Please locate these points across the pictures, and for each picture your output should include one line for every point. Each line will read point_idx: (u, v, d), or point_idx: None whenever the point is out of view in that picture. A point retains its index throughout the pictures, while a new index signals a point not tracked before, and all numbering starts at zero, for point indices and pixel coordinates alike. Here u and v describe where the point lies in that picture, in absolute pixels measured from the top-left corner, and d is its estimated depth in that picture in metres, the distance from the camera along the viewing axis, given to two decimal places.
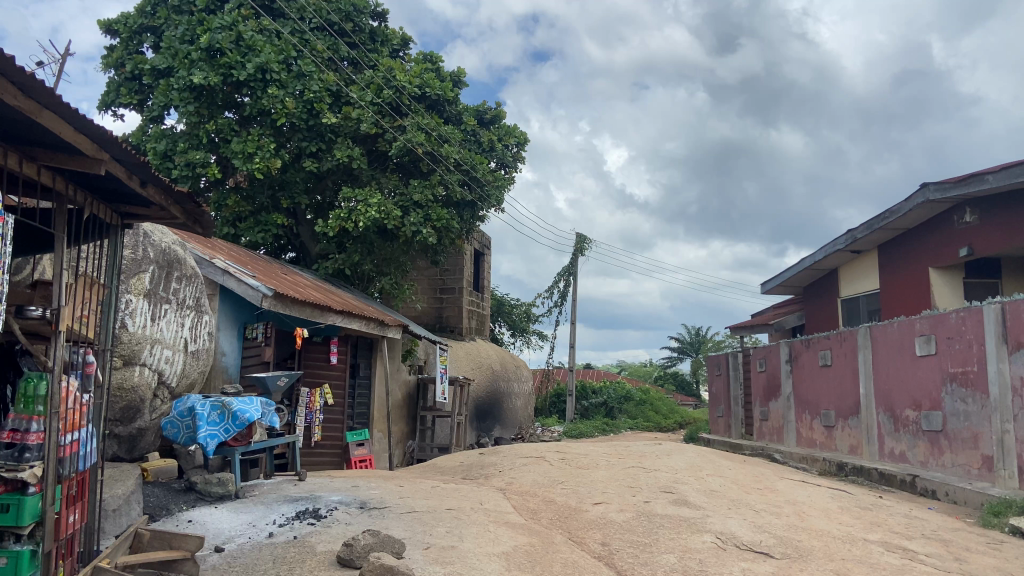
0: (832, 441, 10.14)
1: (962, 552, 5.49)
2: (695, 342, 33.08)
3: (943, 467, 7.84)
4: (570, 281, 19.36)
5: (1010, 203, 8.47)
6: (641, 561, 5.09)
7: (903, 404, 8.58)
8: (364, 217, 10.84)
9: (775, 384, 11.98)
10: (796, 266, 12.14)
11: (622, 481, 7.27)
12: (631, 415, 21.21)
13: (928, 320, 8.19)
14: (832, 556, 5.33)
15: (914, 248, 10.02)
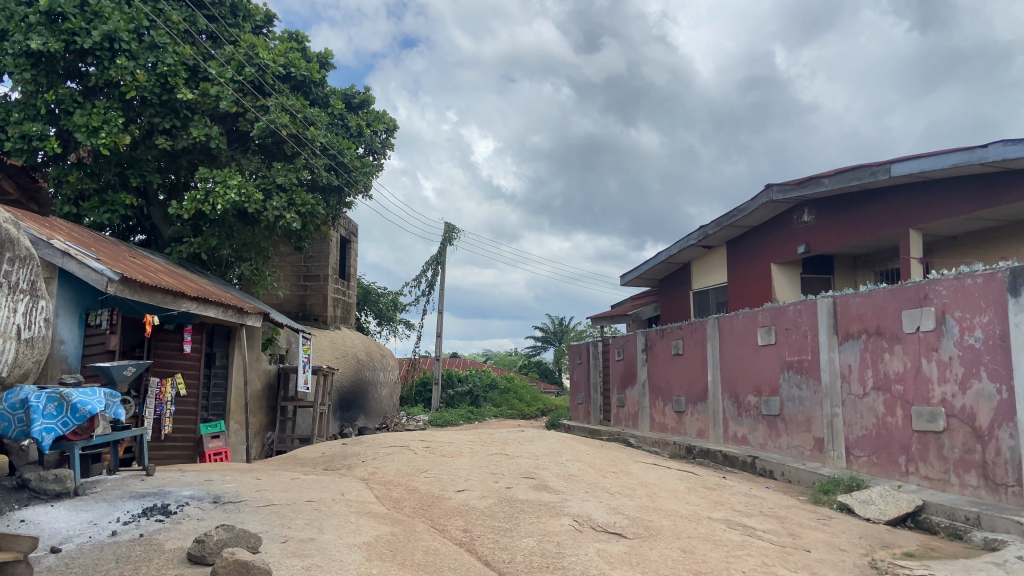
0: (682, 426, 10.75)
1: (795, 527, 5.99)
2: (559, 332, 33.99)
3: (780, 448, 8.52)
4: (438, 269, 19.35)
5: (841, 206, 9.27)
6: (501, 546, 5.22)
7: (746, 390, 9.23)
8: (223, 199, 10.33)
9: (631, 372, 12.56)
10: (653, 259, 12.70)
11: (485, 468, 7.40)
12: (495, 403, 21.56)
13: (769, 312, 8.83)
14: (680, 534, 5.68)
15: (759, 245, 10.76)
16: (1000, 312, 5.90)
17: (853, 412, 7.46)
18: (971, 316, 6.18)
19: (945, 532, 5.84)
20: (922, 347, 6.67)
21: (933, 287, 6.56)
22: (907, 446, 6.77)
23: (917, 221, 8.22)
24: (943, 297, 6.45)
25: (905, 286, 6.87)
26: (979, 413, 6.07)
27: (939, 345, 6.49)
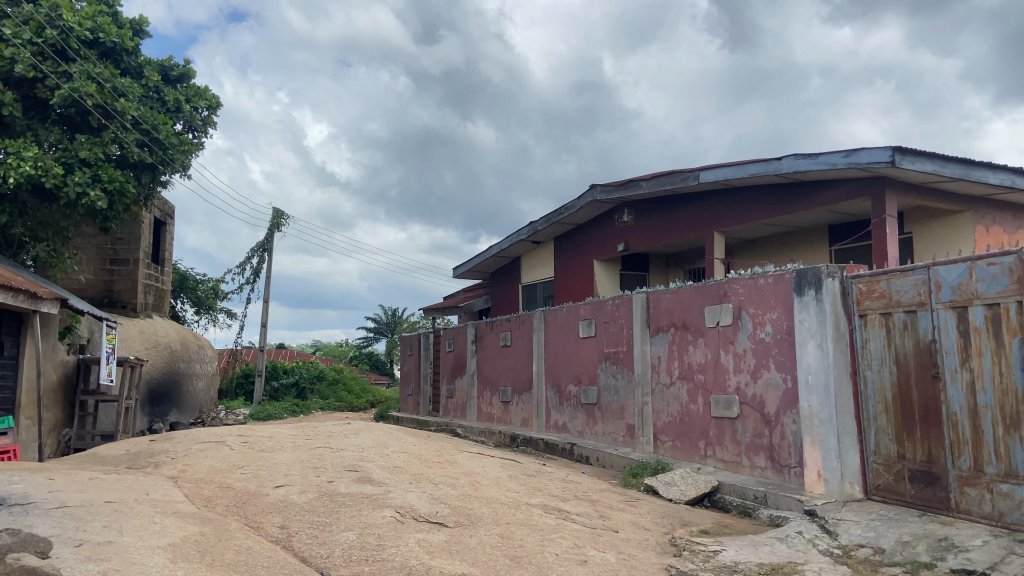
0: (507, 415, 11.02)
1: (605, 510, 6.31)
2: (391, 323, 33.74)
3: (596, 435, 8.95)
4: (264, 257, 18.56)
5: (657, 208, 9.86)
6: (319, 541, 5.10)
7: (567, 380, 9.61)
8: (15, 172, 9.31)
9: (460, 363, 12.69)
10: (484, 253, 12.90)
11: (306, 462, 7.20)
12: (323, 396, 21.06)
13: (590, 306, 9.24)
14: (499, 520, 5.82)
15: (583, 242, 11.22)
16: (786, 309, 6.53)
17: (661, 400, 7.98)
18: (762, 312, 6.79)
19: (736, 509, 6.40)
20: (721, 340, 7.25)
21: (732, 285, 7.14)
22: (706, 432, 7.35)
23: (722, 225, 8.91)
24: (739, 295, 7.04)
25: (708, 283, 7.43)
26: (767, 400, 6.69)
27: (735, 338, 7.09)
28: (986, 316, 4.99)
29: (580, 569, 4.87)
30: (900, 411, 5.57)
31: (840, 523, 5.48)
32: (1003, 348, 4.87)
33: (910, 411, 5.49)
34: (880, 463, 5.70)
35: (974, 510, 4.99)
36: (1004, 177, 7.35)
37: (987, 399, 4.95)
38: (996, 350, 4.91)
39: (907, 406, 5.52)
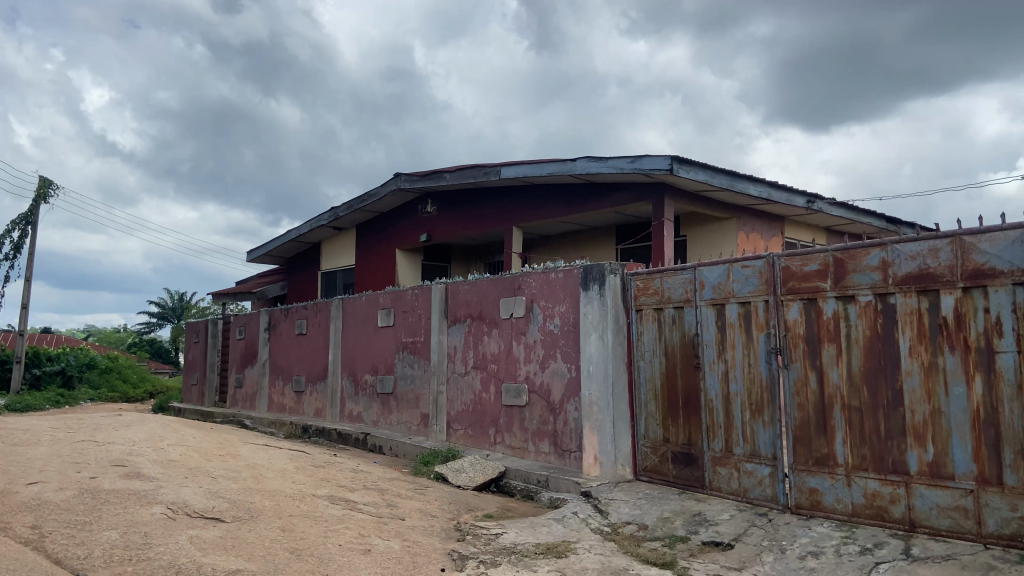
0: (299, 406, 10.70)
1: (393, 498, 6.31)
2: (178, 308, 31.54)
3: (390, 424, 8.95)
4: (26, 230, 16.58)
5: (459, 201, 10.00)
6: (76, 541, 4.64)
7: (363, 369, 9.50)
8: None
9: (252, 351, 12.11)
10: (282, 237, 12.40)
11: (65, 457, 6.52)
12: (93, 385, 19.24)
13: (389, 295, 9.18)
14: (281, 513, 5.62)
15: (385, 231, 11.14)
16: (573, 302, 6.87)
17: (455, 389, 8.12)
18: (552, 305, 7.10)
19: (520, 493, 6.69)
20: (513, 331, 7.50)
21: (525, 278, 7.40)
22: (497, 419, 7.59)
23: (520, 220, 9.22)
24: (532, 288, 7.31)
25: (504, 276, 7.65)
26: (553, 388, 7.02)
27: (526, 329, 7.36)
28: (739, 313, 5.56)
29: (362, 558, 4.83)
30: (666, 398, 6.09)
31: (611, 502, 5.88)
32: (751, 342, 5.46)
33: (675, 398, 6.01)
34: (649, 446, 6.20)
35: (723, 486, 5.57)
36: (763, 190, 8.24)
37: (738, 386, 5.53)
38: (746, 343, 5.49)
39: (673, 393, 6.04)
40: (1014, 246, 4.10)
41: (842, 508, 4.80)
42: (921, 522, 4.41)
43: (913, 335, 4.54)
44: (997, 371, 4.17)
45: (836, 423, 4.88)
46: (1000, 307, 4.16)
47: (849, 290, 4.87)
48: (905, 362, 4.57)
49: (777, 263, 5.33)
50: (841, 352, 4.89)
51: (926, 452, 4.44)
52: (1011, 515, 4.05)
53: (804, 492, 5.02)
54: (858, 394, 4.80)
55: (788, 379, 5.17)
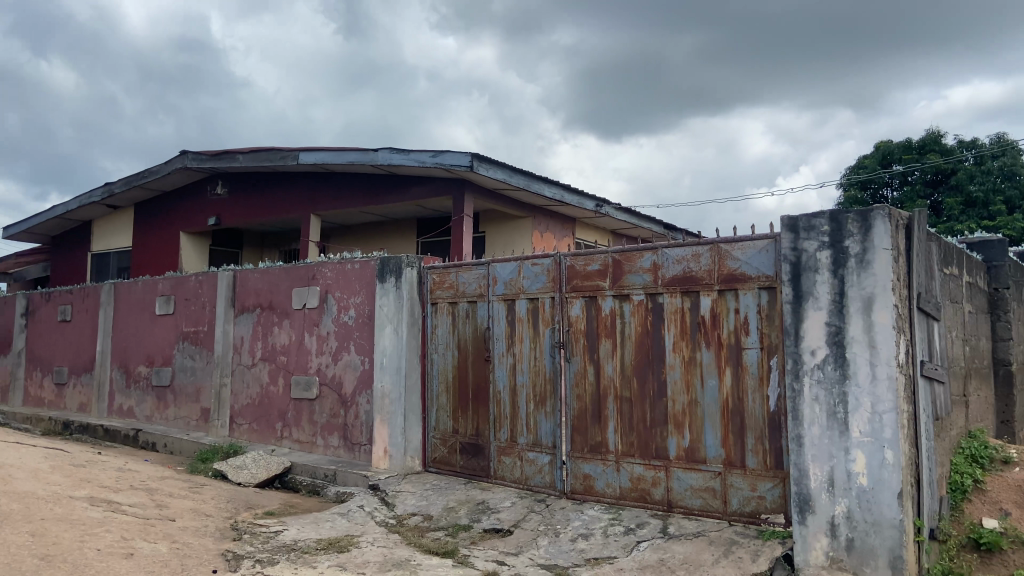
0: (60, 400, 9.72)
1: (164, 498, 5.89)
2: None
3: (166, 420, 8.37)
4: None
5: (253, 185, 9.53)
6: None
7: (137, 361, 8.80)
8: None
9: (4, 338, 10.78)
10: (46, 212, 11.14)
11: None
12: None
13: (169, 281, 8.55)
14: (29, 517, 5.02)
15: (170, 212, 10.36)
16: (368, 294, 6.79)
17: (240, 382, 7.76)
18: (347, 297, 6.97)
19: (306, 488, 6.53)
20: (305, 322, 7.28)
21: (320, 268, 7.20)
22: (284, 413, 7.34)
23: (317, 208, 8.95)
24: (326, 278, 7.13)
25: (297, 265, 7.39)
26: (344, 381, 6.90)
27: (319, 321, 7.17)
28: (528, 309, 5.77)
29: (124, 563, 4.45)
30: (457, 390, 6.19)
31: (398, 494, 5.89)
32: (537, 336, 5.69)
33: (465, 390, 6.13)
34: (438, 437, 6.27)
35: (507, 475, 5.77)
36: (557, 192, 8.63)
37: (524, 378, 5.74)
38: (533, 337, 5.72)
39: (463, 385, 6.15)
40: (760, 255, 4.62)
41: (611, 492, 5.16)
42: (677, 503, 4.86)
43: (676, 332, 4.97)
44: (743, 365, 4.67)
45: (609, 413, 5.23)
46: (748, 309, 4.66)
47: (624, 289, 5.22)
48: (669, 356, 4.99)
49: (563, 262, 5.58)
50: (616, 346, 5.24)
51: (683, 439, 4.88)
52: (750, 494, 4.58)
53: (578, 478, 5.34)
54: (629, 386, 5.16)
55: (569, 371, 5.46)
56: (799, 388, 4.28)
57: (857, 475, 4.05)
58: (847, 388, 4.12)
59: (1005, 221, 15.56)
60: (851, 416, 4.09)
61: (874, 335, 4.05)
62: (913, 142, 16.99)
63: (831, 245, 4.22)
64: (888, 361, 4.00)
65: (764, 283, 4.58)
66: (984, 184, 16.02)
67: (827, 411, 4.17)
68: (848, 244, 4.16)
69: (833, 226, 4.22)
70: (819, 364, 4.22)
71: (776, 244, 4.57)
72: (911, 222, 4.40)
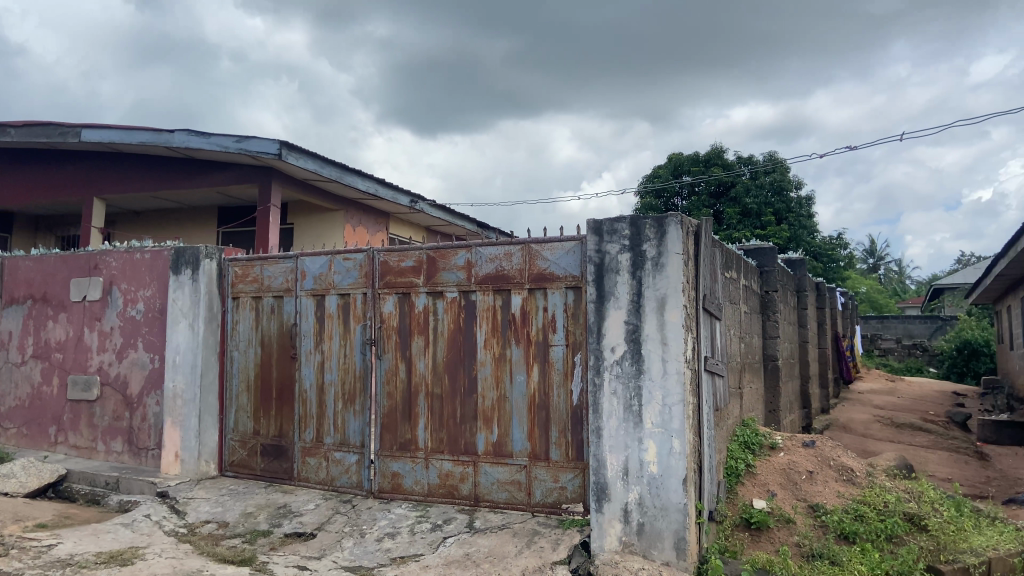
0: None
1: None
2: None
3: None
4: None
5: (27, 162, 8.52)
6: None
7: None
8: None
9: None
10: None
11: None
12: None
13: None
14: None
15: None
16: (160, 287, 6.26)
17: (7, 381, 7.07)
18: (135, 289, 6.38)
19: (84, 499, 5.91)
20: (85, 317, 6.60)
21: (103, 257, 6.54)
22: (58, 417, 6.67)
23: (103, 192, 8.14)
24: (111, 268, 6.49)
25: (77, 253, 6.68)
26: (130, 381, 6.33)
27: (102, 315, 6.52)
28: (338, 305, 5.60)
29: None
30: (259, 389, 5.87)
31: (191, 501, 5.49)
32: (348, 333, 5.54)
33: (268, 389, 5.84)
34: (237, 439, 5.93)
35: (311, 476, 5.57)
36: (370, 186, 8.46)
37: (332, 376, 5.56)
38: (343, 334, 5.56)
39: (266, 384, 5.85)
40: (568, 256, 4.81)
41: (419, 489, 5.15)
42: (483, 497, 4.94)
43: (487, 329, 5.04)
44: (549, 361, 4.84)
45: (420, 410, 5.20)
46: (555, 307, 4.84)
47: (438, 287, 5.22)
48: (480, 353, 5.06)
49: (375, 257, 5.47)
50: (428, 343, 5.23)
51: (491, 434, 4.97)
52: (552, 485, 4.77)
53: (386, 476, 5.26)
54: (439, 382, 5.17)
55: (379, 369, 5.37)
56: (600, 382, 4.50)
57: (649, 463, 4.33)
58: (642, 382, 4.39)
59: (774, 231, 17.45)
60: (645, 408, 4.37)
61: (666, 332, 4.36)
62: (700, 156, 18.54)
63: (631, 248, 4.49)
64: (677, 357, 4.32)
65: (570, 282, 4.78)
66: (758, 197, 17.82)
67: (624, 404, 4.43)
68: (645, 247, 4.44)
69: (633, 230, 4.49)
70: (618, 360, 4.47)
71: (582, 246, 4.78)
72: (700, 230, 4.79)
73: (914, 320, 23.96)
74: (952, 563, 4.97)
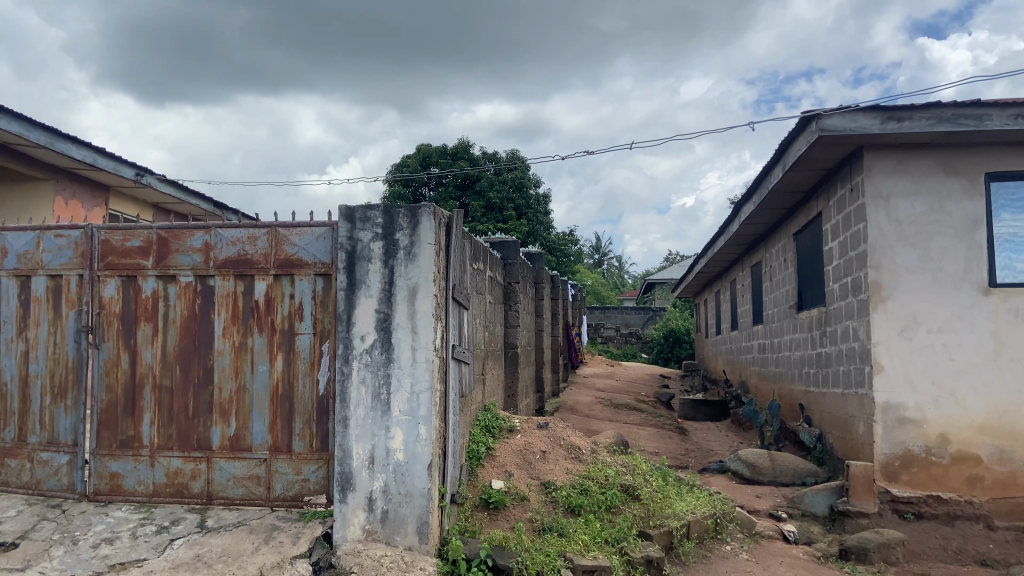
0: None
1: None
2: None
3: None
4: None
5: None
6: None
7: None
8: None
9: None
10: None
11: None
12: None
13: None
14: None
15: None
16: None
17: None
18: None
19: None
20: None
21: None
22: None
23: None
24: None
25: None
26: None
27: None
28: (48, 287, 4.91)
29: None
30: None
31: None
32: (59, 319, 4.88)
33: None
34: None
35: (10, 480, 4.86)
36: (88, 155, 7.56)
37: (39, 368, 4.87)
38: (53, 320, 4.88)
39: None
40: (317, 242, 4.68)
41: (143, 490, 4.71)
42: (217, 494, 4.66)
43: (226, 317, 4.74)
44: (294, 351, 4.68)
45: (146, 403, 4.74)
46: (303, 295, 4.69)
47: (170, 270, 4.78)
48: (217, 342, 4.74)
49: (95, 235, 4.87)
50: (157, 331, 4.78)
51: (228, 428, 4.68)
52: (294, 478, 4.62)
53: (104, 477, 4.74)
54: (170, 374, 4.76)
55: (97, 360, 4.80)
56: (348, 371, 4.43)
57: (394, 451, 4.37)
58: (392, 370, 4.42)
59: (514, 225, 18.42)
60: (393, 396, 4.40)
61: (416, 322, 4.43)
62: (448, 148, 18.97)
63: (383, 237, 4.48)
64: (426, 345, 4.42)
65: (320, 269, 4.66)
66: (501, 192, 18.68)
67: (372, 392, 4.41)
68: (398, 237, 4.47)
69: (386, 219, 4.48)
70: (368, 349, 4.44)
71: (333, 232, 4.68)
72: (451, 222, 4.91)
73: (631, 311, 26.64)
74: (659, 528, 5.65)
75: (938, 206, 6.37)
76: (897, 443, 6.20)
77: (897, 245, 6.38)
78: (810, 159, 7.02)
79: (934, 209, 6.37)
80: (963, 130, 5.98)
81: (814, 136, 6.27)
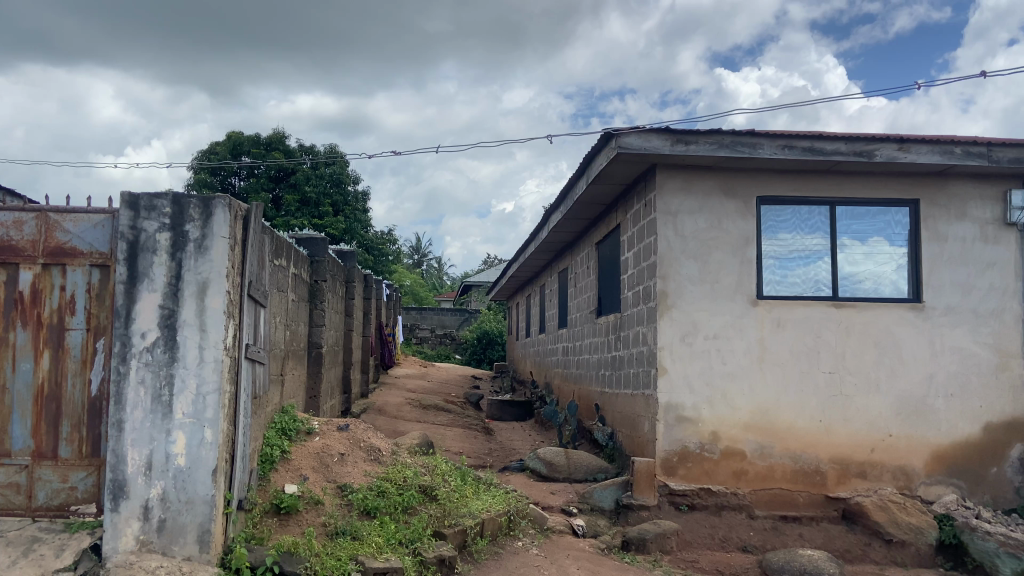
0: None
1: None
2: None
3: None
4: None
5: None
6: None
7: None
8: None
9: None
10: None
11: None
12: None
13: None
14: None
15: None
16: None
17: None
18: None
19: None
20: None
21: None
22: None
23: None
24: None
25: None
26: None
27: None
28: None
29: None
30: None
31: None
32: None
33: None
34: None
35: None
36: None
37: None
38: None
39: None
40: (95, 230, 4.31)
41: None
42: None
43: None
44: (64, 348, 4.27)
45: None
46: (75, 287, 4.29)
47: None
48: None
49: None
50: None
51: None
52: (59, 486, 4.21)
53: None
54: None
55: None
56: (125, 371, 4.12)
57: (175, 456, 4.11)
58: (175, 370, 4.16)
59: (329, 222, 18.06)
60: (176, 398, 4.14)
61: (206, 319, 4.20)
62: (262, 138, 18.19)
63: (171, 228, 4.20)
64: (215, 344, 4.20)
65: (96, 260, 4.29)
66: (317, 186, 18.17)
67: (152, 394, 4.13)
68: (188, 229, 4.21)
69: (175, 209, 4.22)
70: (148, 347, 4.15)
71: (113, 221, 4.32)
72: (249, 216, 4.69)
73: (447, 312, 26.87)
74: (453, 527, 5.75)
75: (718, 224, 6.97)
76: (675, 440, 6.72)
77: (682, 258, 6.93)
78: (610, 174, 7.44)
79: (714, 226, 6.96)
80: (740, 156, 6.60)
81: (613, 152, 6.66)
